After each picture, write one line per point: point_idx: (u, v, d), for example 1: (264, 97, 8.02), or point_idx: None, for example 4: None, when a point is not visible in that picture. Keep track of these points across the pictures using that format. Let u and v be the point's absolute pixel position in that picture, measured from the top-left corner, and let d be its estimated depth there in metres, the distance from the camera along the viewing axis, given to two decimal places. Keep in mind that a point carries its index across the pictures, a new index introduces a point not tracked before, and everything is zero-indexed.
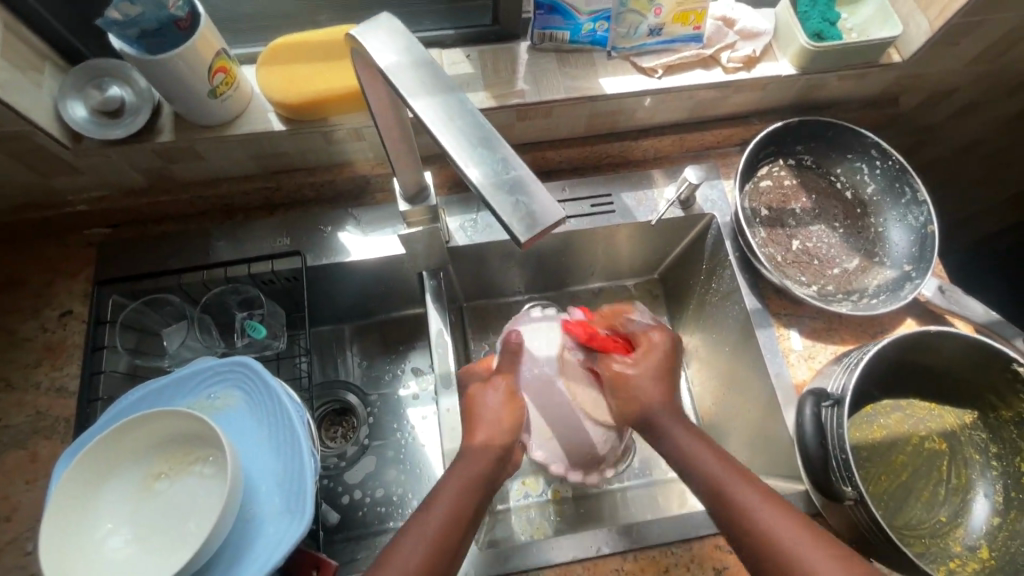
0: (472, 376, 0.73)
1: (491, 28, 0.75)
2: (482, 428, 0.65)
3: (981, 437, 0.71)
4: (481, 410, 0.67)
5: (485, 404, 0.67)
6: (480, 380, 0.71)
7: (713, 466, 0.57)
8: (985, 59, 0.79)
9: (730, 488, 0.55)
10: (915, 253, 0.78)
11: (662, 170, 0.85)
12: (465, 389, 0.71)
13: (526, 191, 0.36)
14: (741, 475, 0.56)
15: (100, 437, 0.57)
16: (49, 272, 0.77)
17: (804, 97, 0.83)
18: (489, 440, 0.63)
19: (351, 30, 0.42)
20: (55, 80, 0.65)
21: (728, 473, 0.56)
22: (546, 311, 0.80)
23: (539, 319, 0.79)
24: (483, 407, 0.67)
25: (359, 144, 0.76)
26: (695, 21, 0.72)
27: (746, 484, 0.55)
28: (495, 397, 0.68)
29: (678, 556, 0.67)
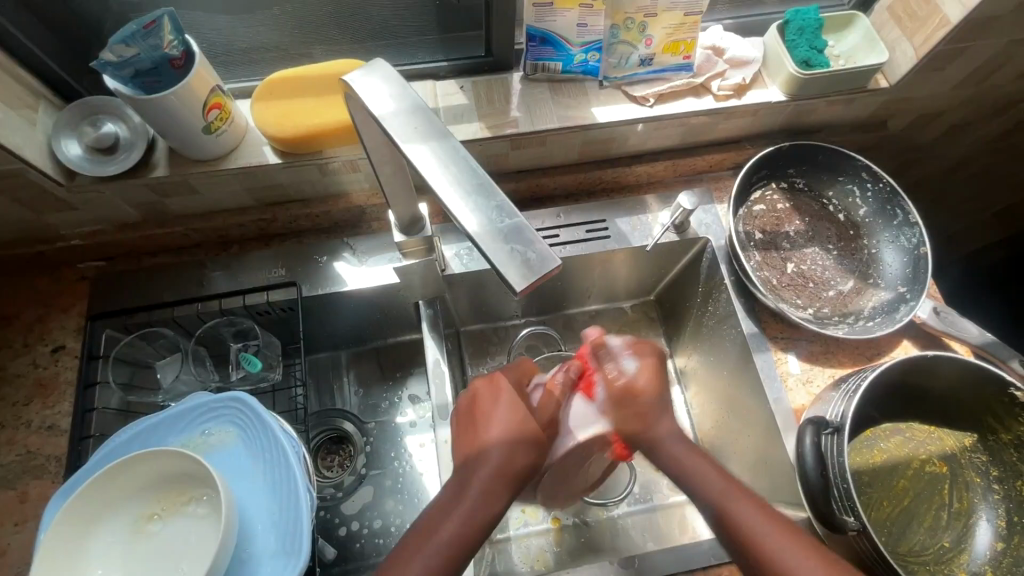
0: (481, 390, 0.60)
1: (484, 59, 0.75)
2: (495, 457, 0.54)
3: (981, 460, 0.71)
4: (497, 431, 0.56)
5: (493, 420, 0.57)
6: (493, 391, 0.60)
7: (710, 484, 0.57)
8: (970, 83, 0.81)
9: (718, 498, 0.56)
10: (909, 275, 0.78)
11: (656, 195, 0.86)
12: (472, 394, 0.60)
13: (522, 239, 0.36)
14: (739, 491, 0.56)
15: (90, 481, 0.56)
16: (41, 307, 0.76)
17: (794, 122, 0.84)
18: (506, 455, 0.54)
19: (345, 76, 0.42)
20: (49, 117, 0.65)
21: (717, 486, 0.56)
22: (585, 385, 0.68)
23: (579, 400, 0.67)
24: (499, 426, 0.56)
25: (354, 175, 0.76)
26: (685, 51, 0.74)
27: (740, 497, 0.55)
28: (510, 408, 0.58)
29: None
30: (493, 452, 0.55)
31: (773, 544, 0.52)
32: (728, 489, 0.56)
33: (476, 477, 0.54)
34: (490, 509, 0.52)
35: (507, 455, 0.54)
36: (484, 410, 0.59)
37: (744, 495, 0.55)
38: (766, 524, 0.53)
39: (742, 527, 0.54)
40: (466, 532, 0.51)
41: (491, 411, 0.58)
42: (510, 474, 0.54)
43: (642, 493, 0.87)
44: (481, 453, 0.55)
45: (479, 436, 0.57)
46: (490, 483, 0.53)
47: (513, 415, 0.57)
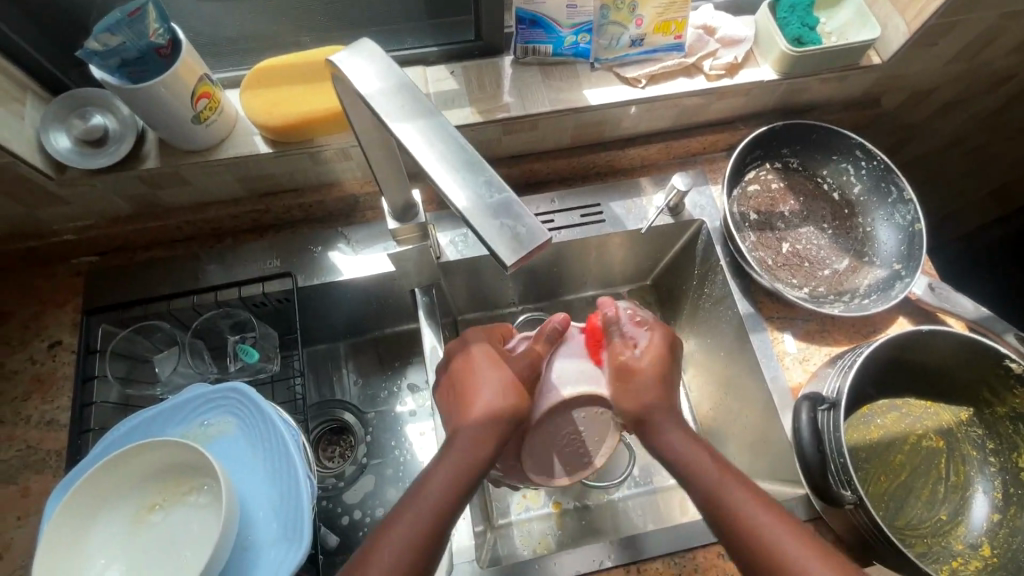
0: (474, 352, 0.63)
1: (474, 44, 0.75)
2: (480, 416, 0.56)
3: (977, 433, 0.71)
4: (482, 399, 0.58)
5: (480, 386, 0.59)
6: (488, 354, 0.62)
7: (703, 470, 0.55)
8: (963, 58, 0.80)
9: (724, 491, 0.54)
10: (904, 252, 0.78)
11: (650, 178, 0.86)
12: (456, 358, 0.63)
13: (512, 213, 0.36)
14: (732, 475, 0.55)
15: (91, 472, 0.56)
16: (36, 303, 0.76)
17: (787, 101, 0.84)
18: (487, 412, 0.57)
19: (332, 56, 0.42)
20: (37, 110, 0.64)
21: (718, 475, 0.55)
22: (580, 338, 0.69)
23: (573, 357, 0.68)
24: (487, 377, 0.60)
25: (347, 164, 0.75)
26: (676, 31, 0.73)
27: (734, 483, 0.54)
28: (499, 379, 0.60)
29: (680, 566, 0.67)
30: (471, 408, 0.57)
31: (766, 531, 0.51)
32: (720, 480, 0.54)
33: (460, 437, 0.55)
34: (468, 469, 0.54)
35: (490, 420, 0.56)
36: (473, 367, 0.61)
37: (738, 481, 0.54)
38: (759, 511, 0.52)
39: (730, 516, 0.52)
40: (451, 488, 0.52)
41: (476, 369, 0.61)
42: (491, 430, 0.56)
43: (643, 476, 0.87)
44: (466, 414, 0.57)
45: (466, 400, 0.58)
46: (473, 438, 0.55)
47: (498, 370, 0.60)
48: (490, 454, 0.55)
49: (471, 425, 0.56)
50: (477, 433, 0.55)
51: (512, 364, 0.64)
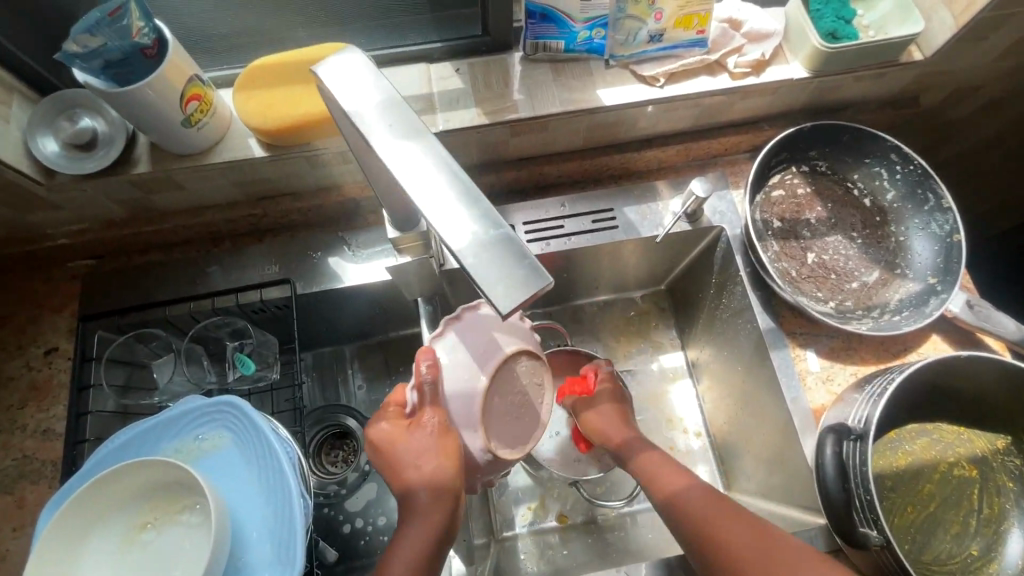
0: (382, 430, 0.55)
1: (481, 39, 0.70)
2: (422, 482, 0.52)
3: (1015, 463, 0.67)
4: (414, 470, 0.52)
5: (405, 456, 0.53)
6: (394, 424, 0.56)
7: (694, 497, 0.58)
8: (1014, 53, 0.73)
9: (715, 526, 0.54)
10: (941, 265, 0.73)
11: (667, 181, 0.81)
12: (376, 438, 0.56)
13: (510, 252, 0.32)
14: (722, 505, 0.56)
15: (79, 492, 0.54)
16: (33, 308, 0.74)
17: (818, 100, 0.78)
18: (424, 480, 0.52)
19: (314, 68, 0.38)
20: (24, 112, 0.62)
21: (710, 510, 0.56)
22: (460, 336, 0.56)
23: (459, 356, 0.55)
24: (404, 445, 0.53)
25: (346, 167, 0.72)
26: (698, 25, 0.68)
27: (726, 516, 0.54)
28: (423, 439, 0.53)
29: None
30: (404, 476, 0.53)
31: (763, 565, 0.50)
32: (714, 512, 0.55)
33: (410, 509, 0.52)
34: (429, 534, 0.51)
35: (433, 486, 0.52)
36: (399, 441, 0.55)
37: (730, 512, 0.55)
38: (744, 540, 0.52)
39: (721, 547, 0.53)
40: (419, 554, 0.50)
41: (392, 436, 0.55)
42: (439, 497, 0.52)
43: None
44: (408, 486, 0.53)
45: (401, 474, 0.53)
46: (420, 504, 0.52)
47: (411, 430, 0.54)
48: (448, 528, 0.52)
49: (421, 493, 0.52)
50: (425, 501, 0.52)
51: (416, 435, 0.53)
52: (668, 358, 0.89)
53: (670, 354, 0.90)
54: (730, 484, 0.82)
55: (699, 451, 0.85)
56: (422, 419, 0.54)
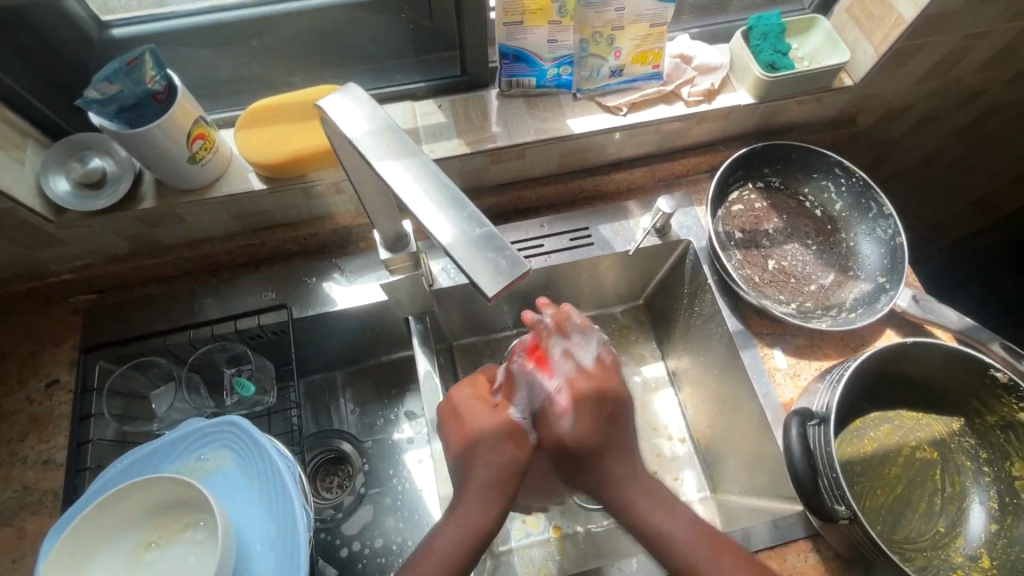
0: (464, 399, 0.63)
1: (460, 78, 0.78)
2: (485, 461, 0.57)
3: (970, 443, 0.72)
4: (487, 430, 0.60)
5: (483, 425, 0.60)
6: (476, 397, 0.64)
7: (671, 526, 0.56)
8: (931, 78, 0.83)
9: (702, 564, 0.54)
10: (887, 265, 0.80)
11: (636, 201, 0.88)
12: (456, 404, 0.63)
13: (493, 246, 0.37)
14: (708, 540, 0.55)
15: (83, 515, 0.56)
16: (35, 344, 0.77)
17: (765, 123, 0.86)
18: (499, 460, 0.57)
19: (320, 101, 0.44)
20: (36, 155, 0.66)
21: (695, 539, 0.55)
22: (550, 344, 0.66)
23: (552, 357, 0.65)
24: (490, 423, 0.60)
25: (339, 197, 0.78)
26: (653, 60, 0.76)
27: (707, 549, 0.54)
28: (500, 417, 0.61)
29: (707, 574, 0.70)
30: (481, 455, 0.58)
31: None
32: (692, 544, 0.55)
33: (474, 470, 0.57)
34: (488, 511, 0.55)
35: (501, 453, 0.58)
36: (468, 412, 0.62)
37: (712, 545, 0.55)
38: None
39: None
40: (470, 530, 0.53)
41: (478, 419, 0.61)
42: (504, 481, 0.56)
43: None
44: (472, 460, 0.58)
45: (467, 427, 0.60)
46: (482, 489, 0.55)
47: (498, 413, 0.61)
48: (504, 497, 0.55)
49: (483, 469, 0.57)
50: (492, 478, 0.56)
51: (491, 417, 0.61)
52: (650, 369, 0.94)
53: (651, 365, 0.94)
54: (716, 487, 0.84)
55: (685, 458, 0.87)
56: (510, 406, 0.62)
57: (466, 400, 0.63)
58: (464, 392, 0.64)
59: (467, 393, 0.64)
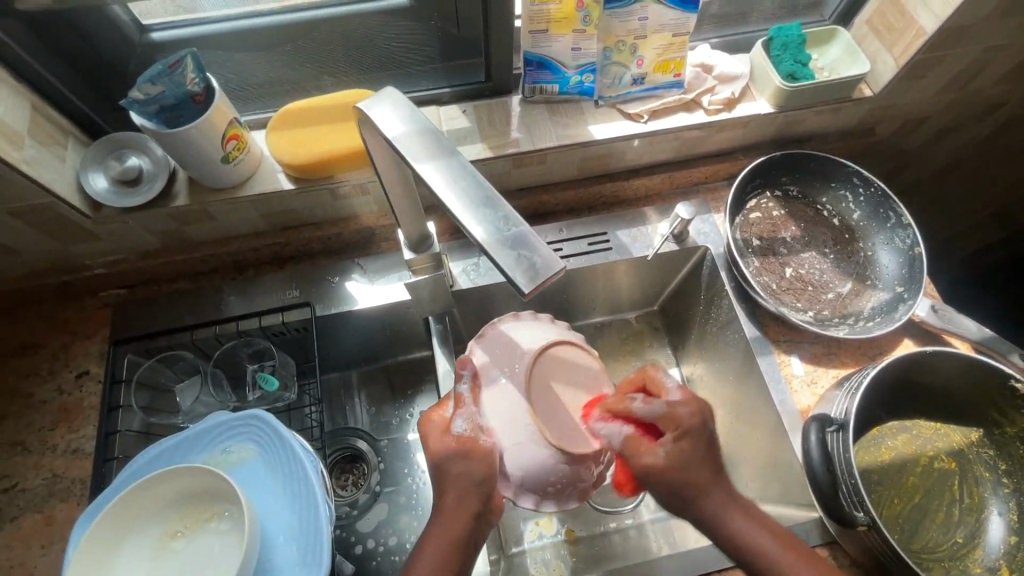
0: (432, 423, 0.60)
1: (484, 85, 0.80)
2: (452, 486, 0.56)
3: (989, 454, 0.72)
4: (447, 451, 0.57)
5: (443, 445, 0.58)
6: (441, 419, 0.60)
7: (732, 517, 0.56)
8: (951, 89, 0.84)
9: (760, 546, 0.55)
10: (906, 275, 0.80)
11: (654, 207, 0.89)
12: (424, 435, 0.59)
13: (527, 245, 0.39)
14: (759, 521, 0.56)
15: (115, 500, 0.57)
16: (66, 335, 0.79)
17: (784, 132, 0.87)
18: (464, 478, 0.56)
19: (359, 104, 0.46)
20: (76, 153, 0.69)
21: (747, 522, 0.56)
22: (529, 319, 0.67)
23: (520, 325, 0.66)
24: (444, 446, 0.58)
25: (364, 198, 0.79)
26: (675, 69, 0.78)
27: (764, 534, 0.55)
28: (455, 438, 0.58)
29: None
30: (449, 480, 0.56)
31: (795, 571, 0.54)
32: (751, 530, 0.55)
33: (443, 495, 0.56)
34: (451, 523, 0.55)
35: (464, 478, 0.56)
36: (434, 435, 0.59)
37: (767, 529, 0.56)
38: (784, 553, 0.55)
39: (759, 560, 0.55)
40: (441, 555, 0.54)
41: (434, 439, 0.59)
42: (465, 503, 0.56)
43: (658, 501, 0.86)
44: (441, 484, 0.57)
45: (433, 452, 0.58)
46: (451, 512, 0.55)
47: (448, 434, 0.58)
48: (473, 514, 0.55)
49: (451, 493, 0.56)
50: (452, 503, 0.56)
51: (444, 441, 0.58)
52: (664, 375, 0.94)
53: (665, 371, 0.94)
54: None
55: None
56: (454, 419, 0.59)
57: (425, 424, 0.60)
58: (431, 416, 0.61)
59: (435, 414, 0.61)
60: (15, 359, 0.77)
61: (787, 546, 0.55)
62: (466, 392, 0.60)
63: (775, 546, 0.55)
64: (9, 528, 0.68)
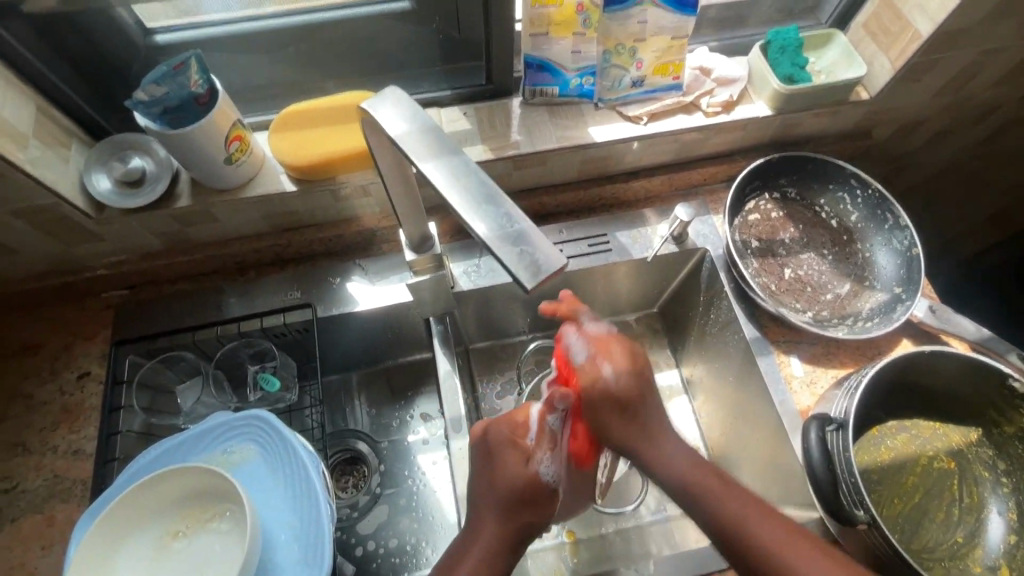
0: (500, 447, 0.61)
1: (485, 87, 0.81)
2: (509, 516, 0.57)
3: (987, 454, 0.72)
4: (514, 485, 0.58)
5: (512, 482, 0.58)
6: (510, 442, 0.62)
7: (735, 505, 0.57)
8: (947, 93, 0.85)
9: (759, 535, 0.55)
10: (904, 276, 0.81)
11: (653, 209, 0.89)
12: (492, 450, 0.61)
13: (529, 242, 0.39)
14: (767, 512, 0.56)
15: (118, 499, 0.58)
16: (68, 336, 0.79)
17: (783, 135, 0.88)
18: (525, 516, 0.58)
19: (362, 104, 0.46)
20: (80, 154, 0.69)
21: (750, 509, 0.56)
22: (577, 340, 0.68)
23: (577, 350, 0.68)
24: (515, 481, 0.58)
25: (365, 200, 0.80)
26: (674, 72, 0.78)
27: (770, 523, 0.55)
28: (531, 476, 0.59)
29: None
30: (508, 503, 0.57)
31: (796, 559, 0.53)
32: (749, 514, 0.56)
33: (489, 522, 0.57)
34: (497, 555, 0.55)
35: (521, 518, 0.58)
36: (503, 471, 0.59)
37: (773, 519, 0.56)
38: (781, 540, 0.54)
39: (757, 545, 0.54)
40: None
41: (513, 471, 0.59)
42: (517, 531, 0.57)
43: (658, 502, 0.86)
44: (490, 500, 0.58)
45: (500, 485, 0.58)
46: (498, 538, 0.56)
47: (527, 470, 0.59)
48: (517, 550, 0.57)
49: (498, 521, 0.57)
50: (505, 533, 0.56)
51: (514, 473, 0.59)
52: (664, 376, 0.94)
53: (665, 372, 0.94)
54: None
55: None
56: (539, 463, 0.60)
57: (501, 455, 0.60)
58: (497, 440, 0.62)
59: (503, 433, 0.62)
60: (17, 359, 0.77)
61: (784, 533, 0.55)
62: (546, 428, 0.64)
63: (777, 533, 0.55)
64: (9, 529, 0.68)
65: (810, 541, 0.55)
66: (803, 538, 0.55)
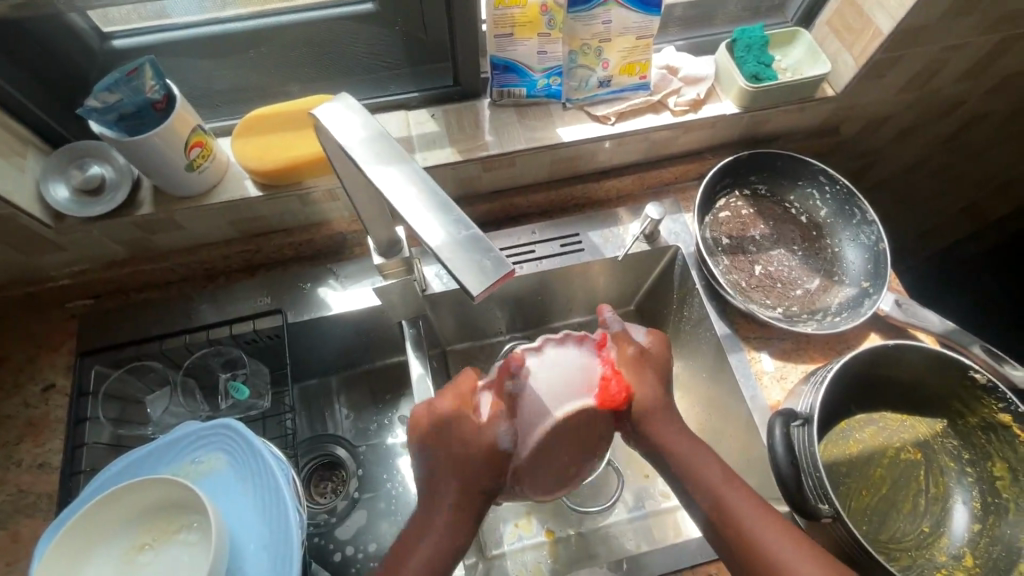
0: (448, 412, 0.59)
1: (453, 89, 0.80)
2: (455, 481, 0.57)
3: (953, 444, 0.73)
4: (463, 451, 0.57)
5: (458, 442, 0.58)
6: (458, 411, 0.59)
7: (709, 473, 0.59)
8: (911, 89, 0.86)
9: (731, 506, 0.57)
10: (871, 270, 0.82)
11: (626, 208, 0.89)
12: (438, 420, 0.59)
13: (480, 247, 0.39)
14: (733, 482, 0.59)
15: (79, 514, 0.57)
16: (32, 348, 0.78)
17: (752, 132, 0.88)
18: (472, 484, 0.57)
19: (313, 110, 0.46)
20: (36, 162, 0.68)
21: (722, 478, 0.59)
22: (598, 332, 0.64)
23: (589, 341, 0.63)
24: (463, 446, 0.57)
25: (334, 204, 0.79)
26: (641, 71, 0.79)
27: (737, 491, 0.58)
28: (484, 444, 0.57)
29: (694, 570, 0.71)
30: (461, 475, 0.57)
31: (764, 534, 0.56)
32: (724, 481, 0.59)
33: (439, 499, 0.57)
34: (451, 531, 0.56)
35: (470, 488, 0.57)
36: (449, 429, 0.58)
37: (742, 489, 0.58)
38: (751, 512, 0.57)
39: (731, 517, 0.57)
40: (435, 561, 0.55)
41: (467, 439, 0.58)
42: (471, 499, 0.57)
43: (635, 499, 0.87)
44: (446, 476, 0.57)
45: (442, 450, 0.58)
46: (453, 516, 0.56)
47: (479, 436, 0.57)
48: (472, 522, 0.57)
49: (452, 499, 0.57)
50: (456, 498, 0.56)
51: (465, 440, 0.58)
52: None
53: None
54: None
55: None
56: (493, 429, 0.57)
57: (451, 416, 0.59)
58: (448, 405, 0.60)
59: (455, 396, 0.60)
60: None
61: (751, 502, 0.57)
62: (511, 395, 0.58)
63: (747, 503, 0.57)
64: None
65: (782, 523, 0.57)
66: (775, 518, 0.57)
